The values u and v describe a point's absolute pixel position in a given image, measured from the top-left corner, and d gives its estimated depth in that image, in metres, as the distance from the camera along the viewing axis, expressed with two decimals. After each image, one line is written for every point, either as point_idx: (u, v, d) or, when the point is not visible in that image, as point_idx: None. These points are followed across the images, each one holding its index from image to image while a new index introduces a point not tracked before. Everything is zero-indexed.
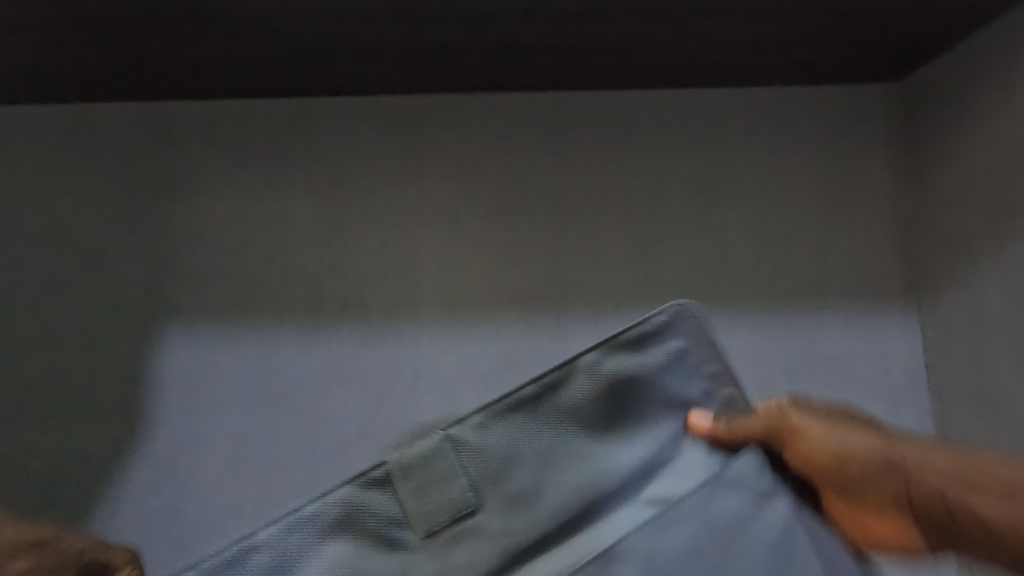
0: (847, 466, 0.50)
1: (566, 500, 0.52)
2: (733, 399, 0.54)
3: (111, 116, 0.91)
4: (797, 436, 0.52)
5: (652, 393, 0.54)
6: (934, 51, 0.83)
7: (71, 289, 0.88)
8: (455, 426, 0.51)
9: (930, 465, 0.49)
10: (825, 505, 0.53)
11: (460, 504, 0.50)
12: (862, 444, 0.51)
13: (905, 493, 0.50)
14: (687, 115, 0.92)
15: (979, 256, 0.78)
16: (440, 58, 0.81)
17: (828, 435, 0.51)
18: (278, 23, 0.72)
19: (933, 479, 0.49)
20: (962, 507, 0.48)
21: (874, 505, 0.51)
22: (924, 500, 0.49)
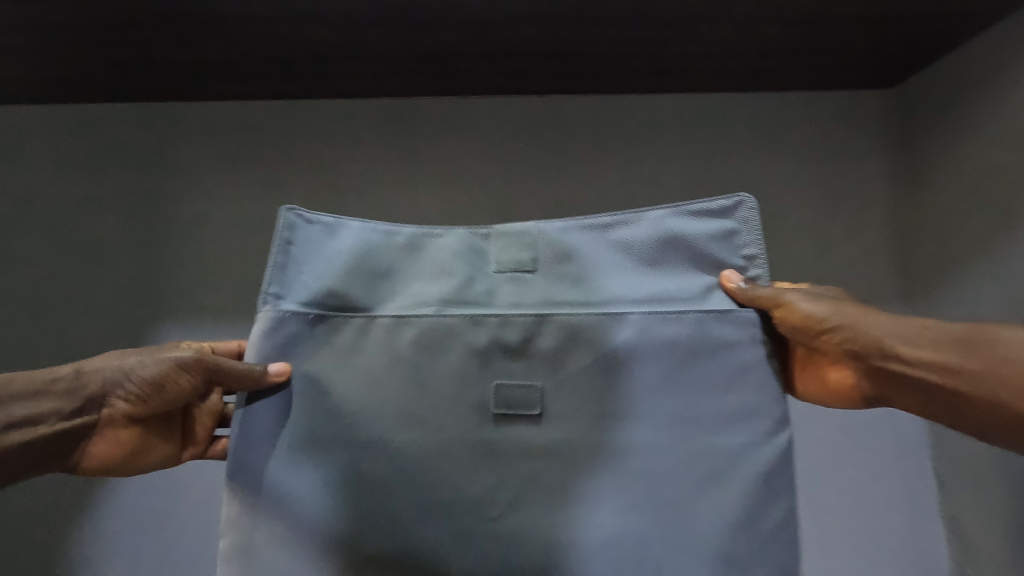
0: (864, 355, 0.54)
1: (561, 346, 0.54)
2: (758, 277, 0.56)
3: (110, 117, 0.92)
4: (787, 312, 0.54)
5: (671, 258, 0.57)
6: (930, 58, 0.83)
7: (67, 289, 0.88)
8: (482, 269, 0.57)
9: (941, 354, 0.50)
10: (848, 377, 0.59)
11: (468, 392, 0.53)
12: (911, 339, 0.52)
13: (951, 382, 0.50)
14: (683, 121, 0.92)
15: (975, 261, 0.78)
16: (437, 62, 0.81)
17: (831, 310, 0.55)
18: (274, 27, 0.72)
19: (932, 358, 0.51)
20: (975, 352, 0.49)
21: (904, 392, 0.54)
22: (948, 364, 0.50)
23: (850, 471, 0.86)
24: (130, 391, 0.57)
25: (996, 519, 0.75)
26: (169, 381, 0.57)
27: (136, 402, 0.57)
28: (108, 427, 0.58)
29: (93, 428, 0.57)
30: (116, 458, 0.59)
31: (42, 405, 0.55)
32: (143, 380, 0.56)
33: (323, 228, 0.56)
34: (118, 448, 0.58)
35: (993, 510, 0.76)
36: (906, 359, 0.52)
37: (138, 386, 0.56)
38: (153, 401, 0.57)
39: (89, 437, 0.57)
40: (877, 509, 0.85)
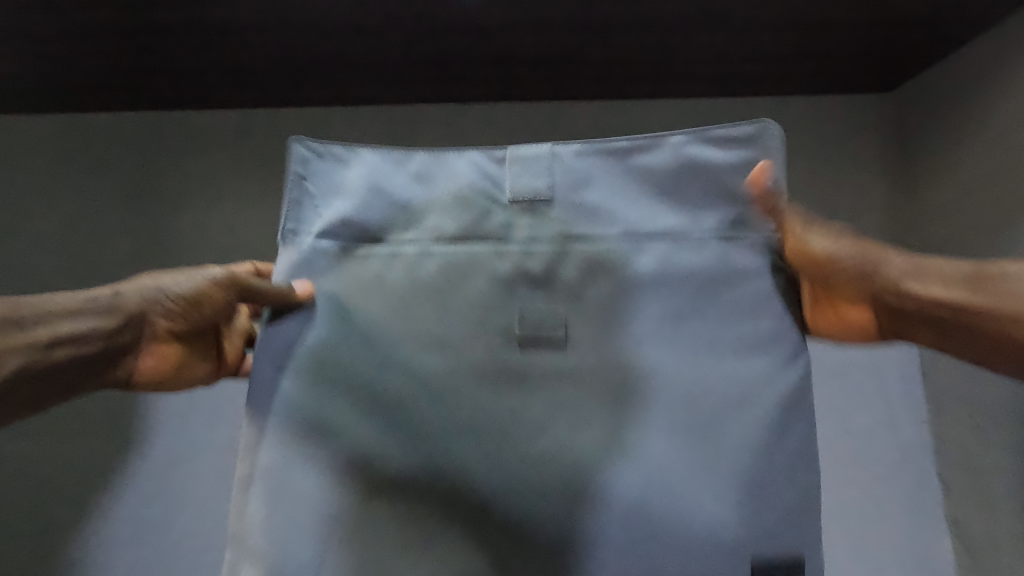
0: (881, 294, 0.52)
1: (583, 275, 0.52)
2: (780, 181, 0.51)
3: (112, 126, 0.92)
4: (803, 243, 0.51)
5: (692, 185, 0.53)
6: (925, 62, 0.84)
7: (66, 297, 0.88)
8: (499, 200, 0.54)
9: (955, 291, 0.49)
10: (866, 314, 0.54)
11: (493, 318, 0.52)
12: (926, 276, 0.50)
13: (966, 309, 0.48)
14: (681, 127, 0.93)
15: (973, 260, 0.78)
16: (437, 69, 0.82)
17: (845, 244, 0.52)
18: (276, 34, 0.72)
19: (956, 292, 0.49)
20: (990, 287, 0.48)
21: (922, 331, 0.51)
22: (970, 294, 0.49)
23: (853, 471, 0.86)
24: (175, 305, 0.54)
25: (1001, 518, 0.75)
26: (207, 298, 0.54)
27: (182, 317, 0.54)
28: (154, 342, 0.55)
29: (136, 343, 0.53)
30: (160, 376, 0.56)
31: (82, 324, 0.49)
32: (188, 294, 0.54)
33: (334, 158, 0.56)
34: (164, 362, 0.56)
35: (998, 510, 0.75)
36: (922, 296, 0.50)
37: (181, 300, 0.54)
38: (191, 318, 0.54)
39: (134, 355, 0.54)
40: (879, 509, 0.85)
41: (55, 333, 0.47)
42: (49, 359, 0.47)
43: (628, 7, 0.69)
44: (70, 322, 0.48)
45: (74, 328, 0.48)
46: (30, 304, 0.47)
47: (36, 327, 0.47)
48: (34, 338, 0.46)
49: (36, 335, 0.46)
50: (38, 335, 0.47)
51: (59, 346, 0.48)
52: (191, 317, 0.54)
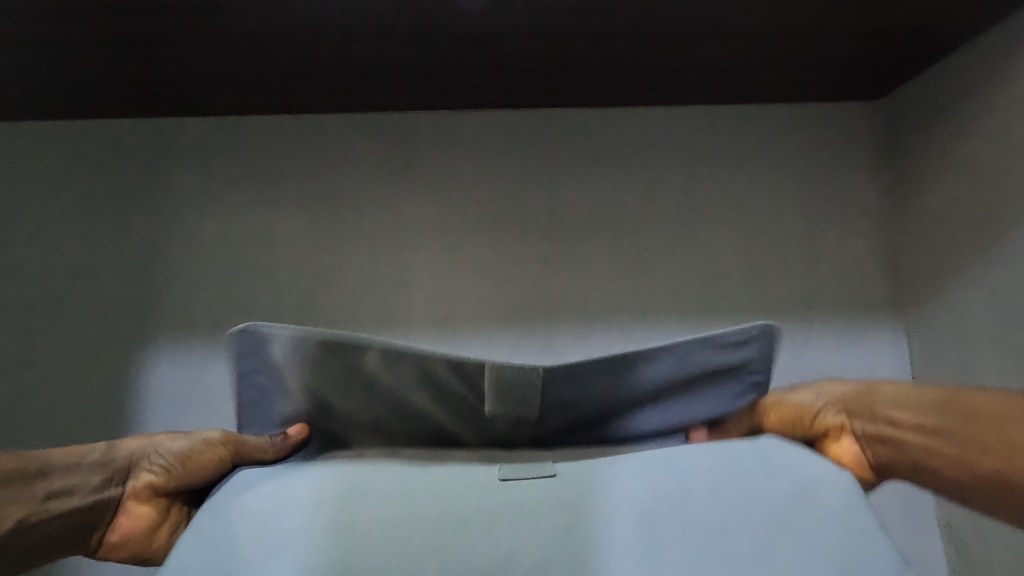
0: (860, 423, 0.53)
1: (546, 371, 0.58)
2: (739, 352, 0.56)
3: (102, 132, 0.91)
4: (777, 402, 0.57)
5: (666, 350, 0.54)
6: (916, 69, 0.84)
7: (60, 307, 0.88)
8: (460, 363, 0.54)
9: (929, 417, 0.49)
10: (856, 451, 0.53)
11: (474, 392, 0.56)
12: (900, 403, 0.52)
13: (929, 446, 0.48)
14: (675, 133, 0.93)
15: (965, 269, 0.79)
16: (430, 77, 0.82)
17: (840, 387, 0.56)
18: (269, 44, 0.72)
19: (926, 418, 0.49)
20: (950, 412, 0.48)
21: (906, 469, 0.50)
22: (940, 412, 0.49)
23: None
24: (163, 463, 0.53)
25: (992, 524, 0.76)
26: (195, 457, 0.53)
27: (166, 475, 0.53)
28: (133, 501, 0.52)
29: (119, 503, 0.52)
30: (132, 547, 0.53)
31: (77, 480, 0.50)
32: (181, 454, 0.53)
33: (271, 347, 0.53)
34: (136, 536, 0.53)
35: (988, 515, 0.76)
36: (897, 424, 0.51)
37: (171, 459, 0.53)
38: (180, 476, 0.53)
39: (111, 518, 0.52)
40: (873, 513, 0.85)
41: (43, 486, 0.48)
42: (40, 510, 0.48)
43: (622, 17, 0.69)
44: (64, 476, 0.50)
45: (68, 484, 0.50)
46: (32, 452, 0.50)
47: (32, 481, 0.48)
48: (27, 490, 0.48)
49: (31, 489, 0.48)
50: (29, 488, 0.48)
51: (51, 499, 0.49)
52: (178, 483, 0.53)
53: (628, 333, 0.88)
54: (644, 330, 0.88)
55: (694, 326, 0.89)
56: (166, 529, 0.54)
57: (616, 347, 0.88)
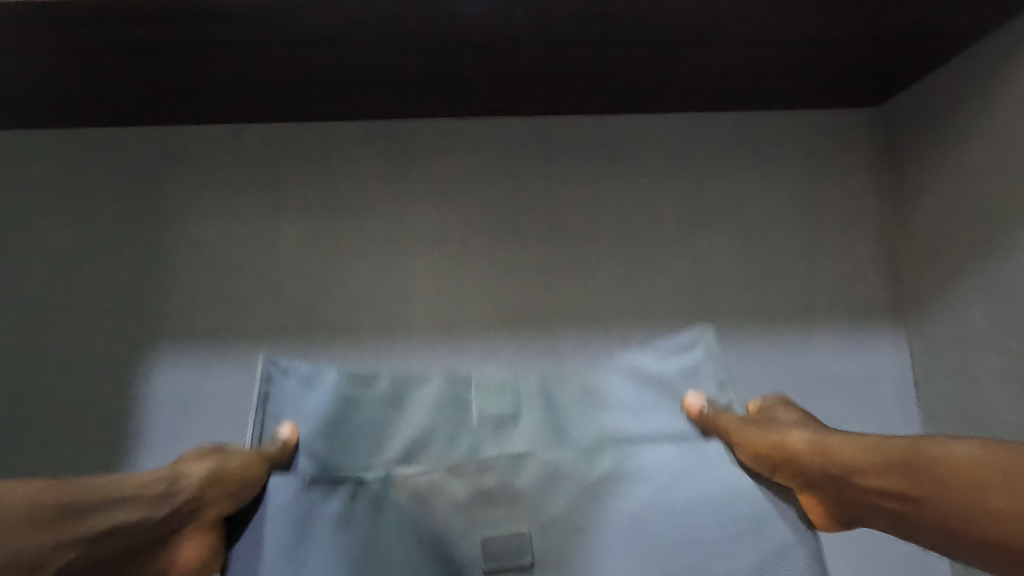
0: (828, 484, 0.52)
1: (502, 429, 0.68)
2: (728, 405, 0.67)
3: (103, 140, 0.92)
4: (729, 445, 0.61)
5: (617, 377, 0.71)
6: (913, 76, 0.85)
7: (61, 314, 0.88)
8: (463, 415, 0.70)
9: (890, 481, 0.47)
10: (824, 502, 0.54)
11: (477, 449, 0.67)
12: (862, 459, 0.50)
13: (904, 510, 0.47)
14: (675, 140, 0.93)
15: (965, 274, 0.79)
16: (431, 85, 0.82)
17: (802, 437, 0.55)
18: (270, 52, 0.72)
19: (889, 483, 0.47)
20: (917, 473, 0.46)
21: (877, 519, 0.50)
22: (898, 474, 0.47)
23: None
24: (216, 475, 0.54)
25: None
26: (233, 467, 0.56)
27: (222, 489, 0.54)
28: (194, 528, 0.52)
29: (177, 530, 0.51)
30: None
31: (142, 509, 0.47)
32: (224, 470, 0.55)
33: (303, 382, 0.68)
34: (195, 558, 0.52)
35: None
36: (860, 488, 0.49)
37: (227, 475, 0.55)
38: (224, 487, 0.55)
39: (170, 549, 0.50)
40: None
41: (109, 517, 0.45)
42: (99, 545, 0.44)
43: (620, 25, 0.69)
44: (123, 509, 0.46)
45: (124, 516, 0.46)
46: (77, 484, 0.45)
47: (83, 518, 0.44)
48: (92, 525, 0.44)
49: (94, 524, 0.44)
50: (90, 523, 0.44)
51: (111, 534, 0.45)
52: (226, 498, 0.55)
53: (628, 339, 0.88)
54: (644, 337, 0.88)
55: None
56: (206, 550, 0.54)
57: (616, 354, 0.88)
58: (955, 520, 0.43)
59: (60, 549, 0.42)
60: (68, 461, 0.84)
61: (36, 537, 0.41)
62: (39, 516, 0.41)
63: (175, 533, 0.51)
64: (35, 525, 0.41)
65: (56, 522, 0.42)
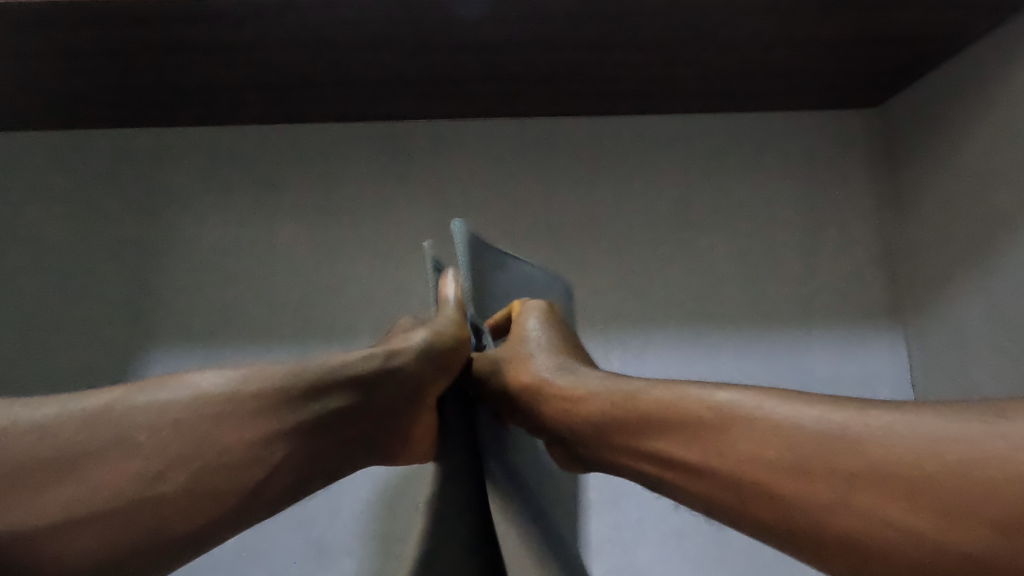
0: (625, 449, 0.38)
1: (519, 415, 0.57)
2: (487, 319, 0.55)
3: (100, 141, 0.92)
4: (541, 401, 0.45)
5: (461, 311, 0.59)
6: (910, 77, 0.85)
7: (57, 317, 0.87)
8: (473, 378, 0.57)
9: (665, 439, 0.35)
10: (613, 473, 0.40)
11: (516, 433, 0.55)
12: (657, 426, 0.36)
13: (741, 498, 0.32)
14: (673, 141, 0.93)
15: (963, 275, 0.79)
16: (429, 87, 0.82)
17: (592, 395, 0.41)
18: (267, 53, 0.72)
19: (655, 441, 0.36)
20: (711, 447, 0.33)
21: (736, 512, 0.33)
22: (664, 427, 0.36)
23: None
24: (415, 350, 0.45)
25: None
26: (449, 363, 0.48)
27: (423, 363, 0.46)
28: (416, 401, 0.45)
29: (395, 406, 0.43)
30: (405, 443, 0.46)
31: (352, 394, 0.40)
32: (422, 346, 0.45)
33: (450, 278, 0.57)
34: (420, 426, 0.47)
35: None
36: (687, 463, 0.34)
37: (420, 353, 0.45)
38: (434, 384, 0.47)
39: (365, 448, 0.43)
40: None
41: (315, 406, 0.38)
42: (306, 436, 0.37)
43: (619, 27, 0.69)
44: (330, 394, 0.39)
45: (336, 400, 0.39)
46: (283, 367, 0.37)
47: (286, 411, 0.36)
48: (303, 416, 0.37)
49: (306, 413, 0.37)
50: (300, 414, 0.37)
51: (323, 419, 0.38)
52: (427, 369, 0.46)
53: (627, 340, 0.88)
54: (642, 337, 0.88)
55: (693, 332, 0.88)
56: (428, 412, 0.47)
57: (615, 355, 0.87)
58: (767, 506, 0.30)
59: (268, 445, 0.35)
60: None
61: (234, 441, 0.34)
62: (225, 418, 0.34)
63: (397, 411, 0.44)
64: (209, 431, 0.33)
65: (251, 420, 0.35)
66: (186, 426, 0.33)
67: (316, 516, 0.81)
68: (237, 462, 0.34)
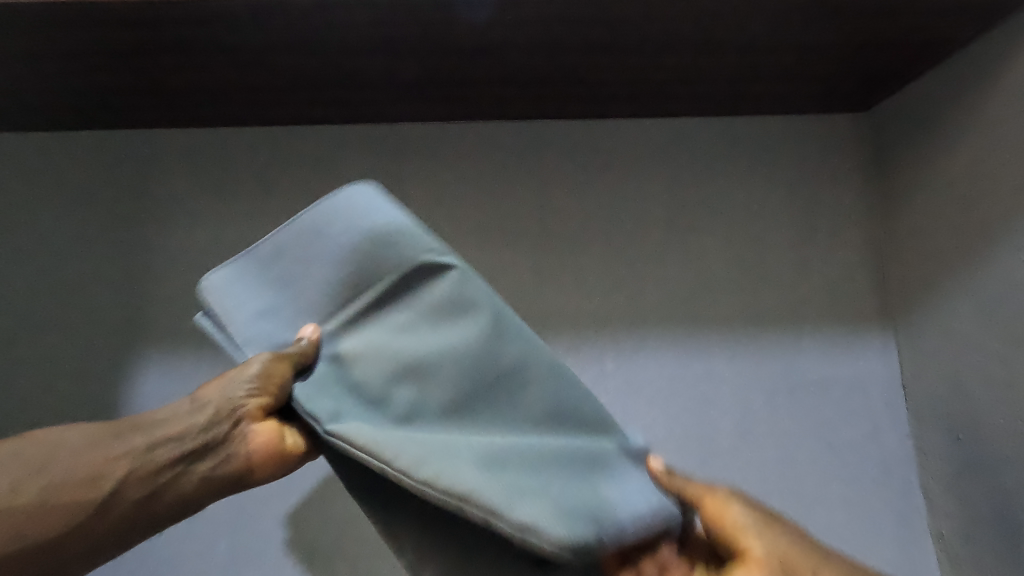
0: None
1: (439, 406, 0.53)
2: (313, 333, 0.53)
3: (92, 143, 0.91)
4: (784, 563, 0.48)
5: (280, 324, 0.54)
6: (900, 82, 0.86)
7: (45, 320, 0.87)
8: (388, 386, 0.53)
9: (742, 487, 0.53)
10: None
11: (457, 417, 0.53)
12: None
13: None
14: (666, 144, 0.94)
15: (952, 278, 0.80)
16: (422, 90, 0.82)
17: None
18: (262, 54, 0.72)
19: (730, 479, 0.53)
20: None
21: None
22: None
23: (842, 488, 0.85)
24: (251, 387, 0.50)
25: (984, 533, 0.75)
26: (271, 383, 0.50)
27: (263, 396, 0.51)
28: (248, 425, 0.52)
29: (214, 443, 0.50)
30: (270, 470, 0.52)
31: (172, 429, 0.50)
32: (257, 380, 0.50)
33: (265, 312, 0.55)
34: (273, 450, 0.52)
35: (981, 525, 0.76)
36: None
37: (257, 384, 0.50)
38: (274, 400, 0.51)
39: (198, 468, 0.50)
40: (868, 526, 0.84)
41: (218, 430, 0.51)
42: (155, 463, 0.49)
43: (614, 30, 0.69)
44: (165, 428, 0.50)
45: (167, 434, 0.50)
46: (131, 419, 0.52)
47: (132, 436, 0.50)
48: (132, 445, 0.49)
49: (139, 442, 0.50)
50: (135, 442, 0.50)
51: (156, 449, 0.49)
52: (281, 399, 0.51)
53: (620, 343, 0.88)
54: (635, 340, 0.88)
55: (685, 334, 0.89)
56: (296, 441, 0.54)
57: (608, 357, 0.87)
58: None
59: (104, 472, 0.48)
60: None
61: (101, 458, 0.49)
62: (88, 447, 0.50)
63: (220, 443, 0.51)
64: (88, 452, 0.49)
65: (113, 444, 0.50)
66: (74, 453, 0.49)
67: (307, 519, 0.81)
68: (95, 473, 0.48)
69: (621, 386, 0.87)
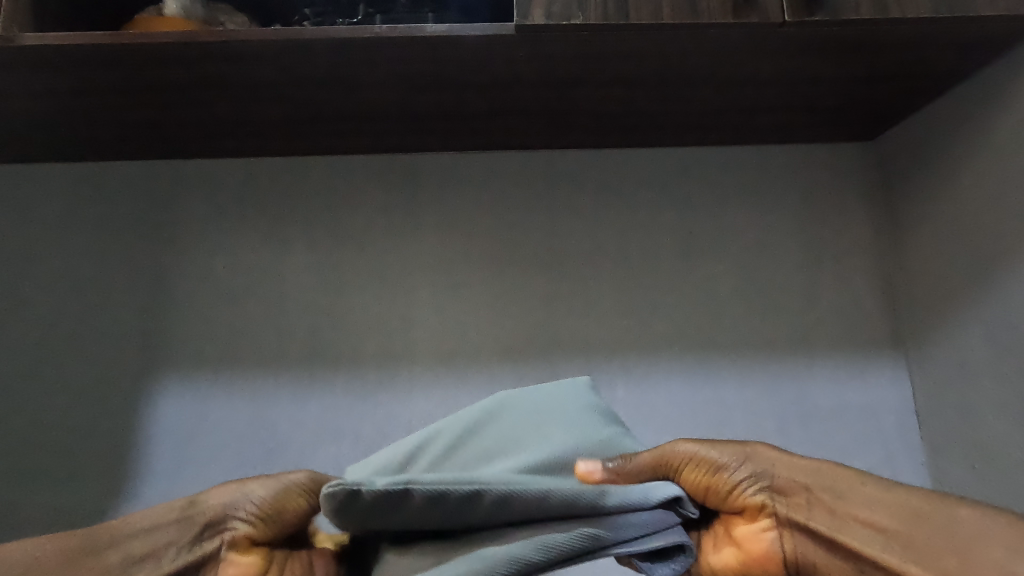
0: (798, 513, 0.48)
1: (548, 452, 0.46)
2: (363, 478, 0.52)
3: (119, 174, 0.94)
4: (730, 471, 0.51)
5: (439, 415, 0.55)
6: (908, 111, 0.87)
7: (68, 346, 0.89)
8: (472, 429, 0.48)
9: (883, 515, 0.44)
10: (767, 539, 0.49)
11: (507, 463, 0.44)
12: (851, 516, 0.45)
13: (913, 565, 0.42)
14: (675, 173, 0.95)
15: (963, 304, 0.80)
16: (438, 121, 0.85)
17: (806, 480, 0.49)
18: (282, 89, 0.75)
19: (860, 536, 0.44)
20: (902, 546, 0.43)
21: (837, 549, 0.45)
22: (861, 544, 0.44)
23: None
24: (253, 512, 0.47)
25: None
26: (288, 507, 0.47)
27: (261, 524, 0.46)
28: (233, 553, 0.46)
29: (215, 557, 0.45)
30: None
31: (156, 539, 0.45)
32: (268, 501, 0.47)
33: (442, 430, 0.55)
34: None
35: None
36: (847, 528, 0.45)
37: (264, 506, 0.47)
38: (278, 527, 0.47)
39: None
40: None
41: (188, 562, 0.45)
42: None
43: (621, 65, 0.71)
44: (135, 539, 0.44)
45: (140, 545, 0.44)
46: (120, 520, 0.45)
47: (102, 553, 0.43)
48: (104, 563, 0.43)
49: (109, 560, 0.43)
50: (104, 558, 0.43)
51: (129, 567, 0.43)
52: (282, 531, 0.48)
53: (631, 368, 0.89)
54: (646, 364, 0.89)
55: (694, 359, 0.89)
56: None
57: (618, 384, 0.88)
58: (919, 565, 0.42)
59: None
60: (66, 487, 0.84)
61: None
62: (52, 564, 0.42)
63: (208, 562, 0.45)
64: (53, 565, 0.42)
65: (69, 568, 0.42)
66: (29, 562, 0.42)
67: None
68: None
69: (631, 411, 0.87)
